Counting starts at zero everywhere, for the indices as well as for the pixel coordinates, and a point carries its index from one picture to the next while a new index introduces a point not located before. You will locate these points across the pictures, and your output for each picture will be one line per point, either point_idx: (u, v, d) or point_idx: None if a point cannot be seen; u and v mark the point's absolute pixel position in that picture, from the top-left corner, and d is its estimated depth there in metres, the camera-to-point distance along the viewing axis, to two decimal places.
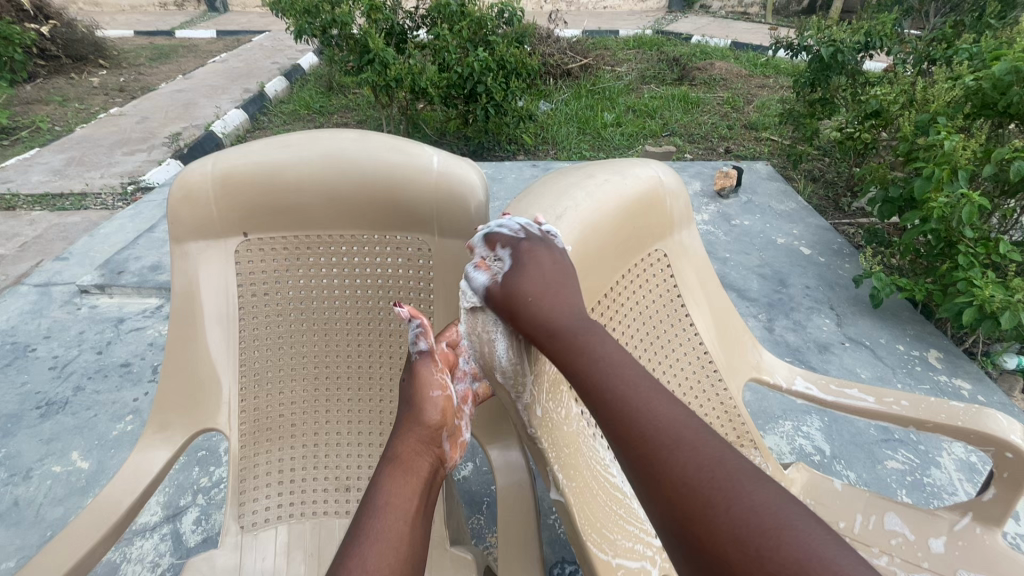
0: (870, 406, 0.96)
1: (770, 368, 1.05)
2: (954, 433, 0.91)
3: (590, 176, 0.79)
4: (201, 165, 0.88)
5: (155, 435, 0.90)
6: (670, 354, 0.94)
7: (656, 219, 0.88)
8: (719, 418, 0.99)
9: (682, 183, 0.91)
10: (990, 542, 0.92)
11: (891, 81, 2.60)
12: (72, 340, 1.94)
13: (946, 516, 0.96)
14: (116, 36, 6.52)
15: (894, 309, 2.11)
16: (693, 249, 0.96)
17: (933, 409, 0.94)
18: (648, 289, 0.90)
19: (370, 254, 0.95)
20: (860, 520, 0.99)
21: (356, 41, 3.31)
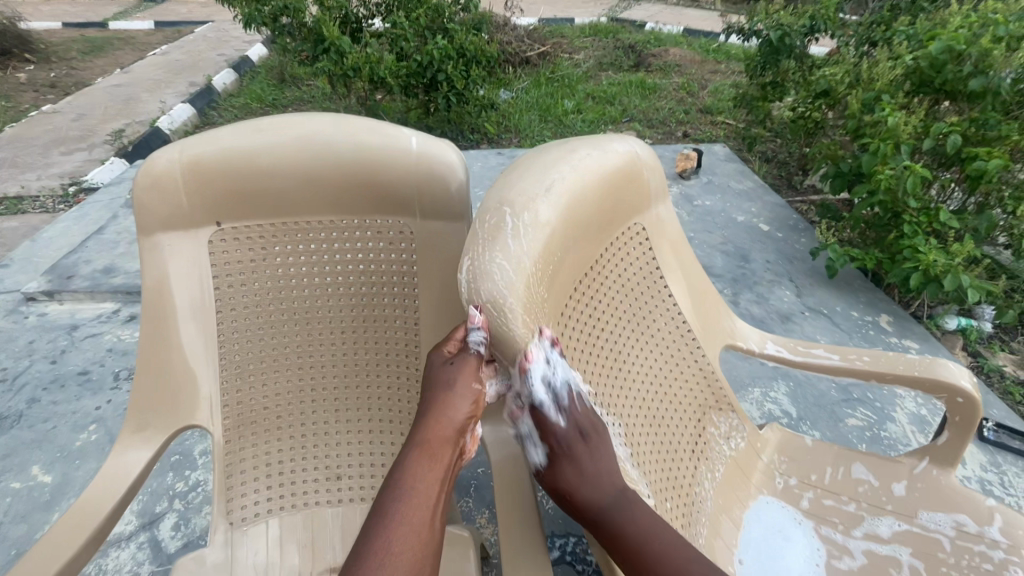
0: (836, 363, 1.02)
1: (743, 335, 1.09)
2: (912, 383, 0.98)
3: (573, 150, 0.79)
4: (167, 152, 0.85)
5: (134, 435, 0.87)
6: (651, 323, 0.96)
7: (634, 193, 0.90)
8: (699, 381, 1.03)
9: (655, 157, 0.93)
10: (945, 482, 0.99)
11: (836, 62, 2.73)
12: (21, 350, 1.83)
13: (907, 461, 1.03)
14: (41, 29, 6.08)
15: (848, 278, 2.23)
16: (668, 223, 0.99)
17: (893, 362, 1.00)
18: (628, 261, 0.92)
19: (351, 240, 0.93)
20: (830, 471, 1.05)
21: (310, 29, 3.23)
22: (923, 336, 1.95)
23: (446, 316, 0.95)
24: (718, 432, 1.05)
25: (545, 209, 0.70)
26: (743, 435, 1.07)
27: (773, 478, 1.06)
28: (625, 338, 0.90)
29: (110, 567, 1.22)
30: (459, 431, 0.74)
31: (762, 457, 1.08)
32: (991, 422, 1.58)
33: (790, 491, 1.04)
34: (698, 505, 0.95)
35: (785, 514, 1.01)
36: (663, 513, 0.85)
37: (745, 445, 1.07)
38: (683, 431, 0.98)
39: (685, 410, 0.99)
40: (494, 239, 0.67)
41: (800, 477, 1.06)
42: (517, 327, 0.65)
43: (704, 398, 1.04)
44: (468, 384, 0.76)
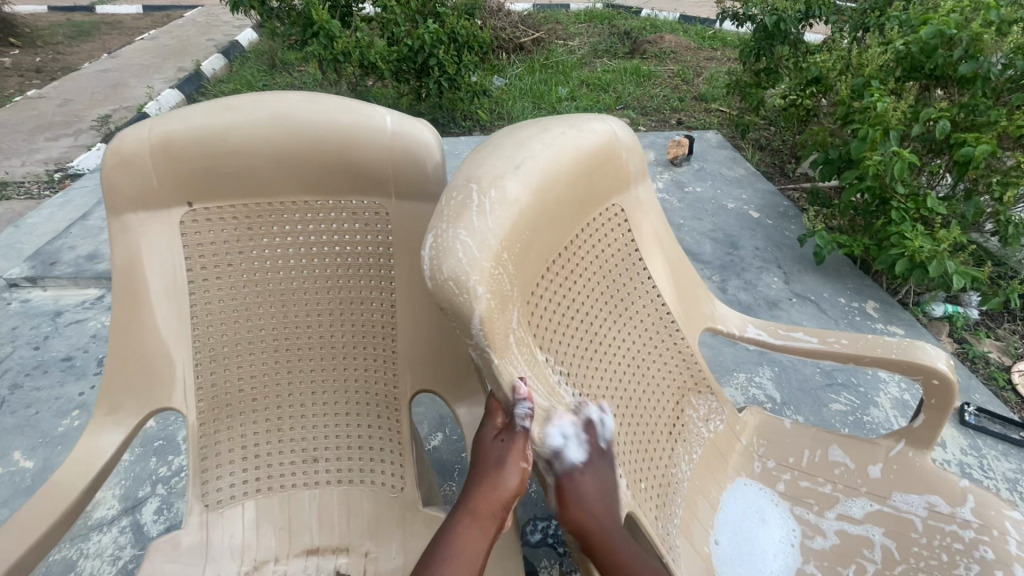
0: (815, 345, 1.02)
1: (723, 318, 1.10)
2: (889, 365, 0.98)
3: (547, 128, 0.79)
4: (135, 130, 0.83)
5: (106, 418, 0.87)
6: (630, 306, 0.95)
7: (612, 174, 0.89)
8: (678, 364, 1.03)
9: (636, 138, 0.93)
10: (920, 464, 0.99)
11: (829, 48, 2.71)
12: (4, 336, 1.81)
13: (883, 444, 1.03)
14: (27, 12, 5.97)
15: (837, 265, 2.23)
16: (648, 204, 0.98)
17: (870, 344, 1.00)
18: (606, 242, 0.91)
19: (327, 221, 0.92)
20: (808, 454, 1.06)
21: (299, 13, 3.18)
22: (908, 322, 1.96)
23: (424, 298, 0.94)
24: (696, 415, 1.05)
25: (513, 186, 0.69)
26: (722, 418, 1.08)
27: (750, 459, 1.07)
28: (602, 319, 0.90)
29: (92, 551, 1.22)
30: (507, 505, 0.72)
31: (741, 440, 1.09)
32: (972, 407, 1.59)
33: (768, 474, 1.05)
34: (675, 486, 0.96)
35: (762, 495, 1.02)
36: (637, 495, 0.85)
37: (724, 429, 1.08)
38: (661, 413, 0.98)
39: (663, 390, 1.00)
40: (459, 217, 0.66)
41: (777, 460, 1.06)
42: (480, 305, 0.64)
43: (683, 380, 1.04)
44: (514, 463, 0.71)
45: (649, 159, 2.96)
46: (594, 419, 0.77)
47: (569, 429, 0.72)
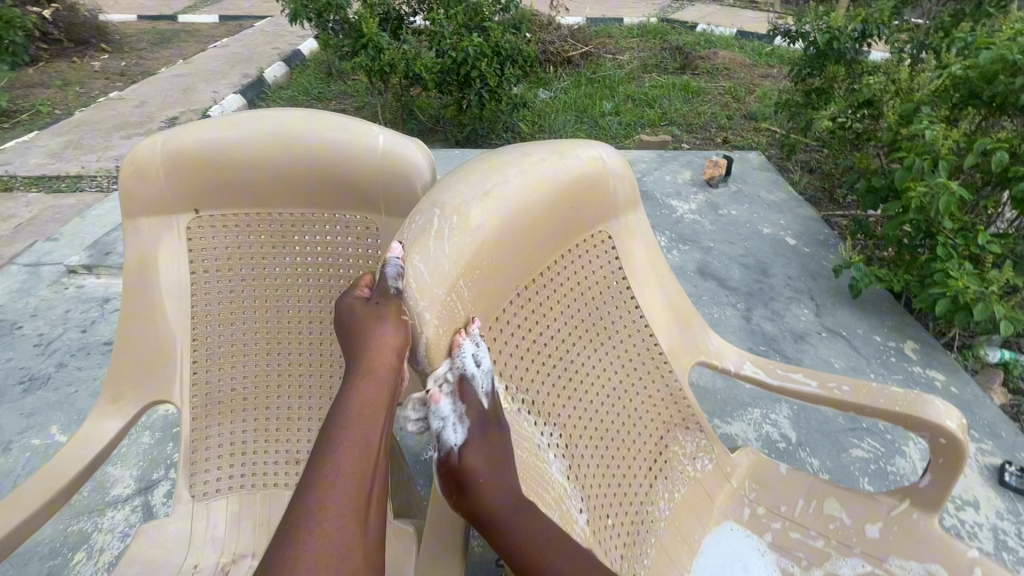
0: (812, 390, 0.97)
1: (718, 352, 1.07)
2: (891, 417, 0.93)
3: (528, 153, 0.81)
4: (151, 142, 0.90)
5: (109, 406, 0.93)
6: (613, 336, 0.96)
7: (597, 199, 0.91)
8: (663, 403, 1.02)
9: (625, 166, 0.93)
10: (925, 526, 0.93)
11: (885, 70, 2.57)
12: (59, 318, 1.98)
13: (886, 501, 0.96)
14: (119, 21, 6.54)
15: (875, 300, 2.10)
16: (638, 233, 0.99)
17: (874, 394, 0.95)
18: (589, 269, 0.92)
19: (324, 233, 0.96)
20: (801, 504, 1.00)
21: (352, 26, 3.34)
22: (950, 368, 1.81)
23: None
24: (682, 452, 1.03)
25: (478, 214, 0.73)
26: (712, 457, 1.05)
27: (739, 503, 1.02)
28: (580, 347, 0.90)
29: (105, 526, 1.31)
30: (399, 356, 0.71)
31: (730, 483, 1.04)
32: (1014, 467, 1.46)
33: (757, 521, 0.99)
34: (650, 524, 0.93)
35: (748, 543, 0.96)
36: (600, 534, 0.83)
37: (712, 468, 1.05)
38: (640, 449, 0.97)
39: (644, 422, 0.98)
40: (419, 242, 0.71)
41: (767, 507, 1.01)
42: (426, 332, 0.68)
43: (669, 415, 1.03)
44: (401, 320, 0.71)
45: (684, 178, 2.90)
46: (470, 374, 0.70)
47: (439, 409, 0.68)
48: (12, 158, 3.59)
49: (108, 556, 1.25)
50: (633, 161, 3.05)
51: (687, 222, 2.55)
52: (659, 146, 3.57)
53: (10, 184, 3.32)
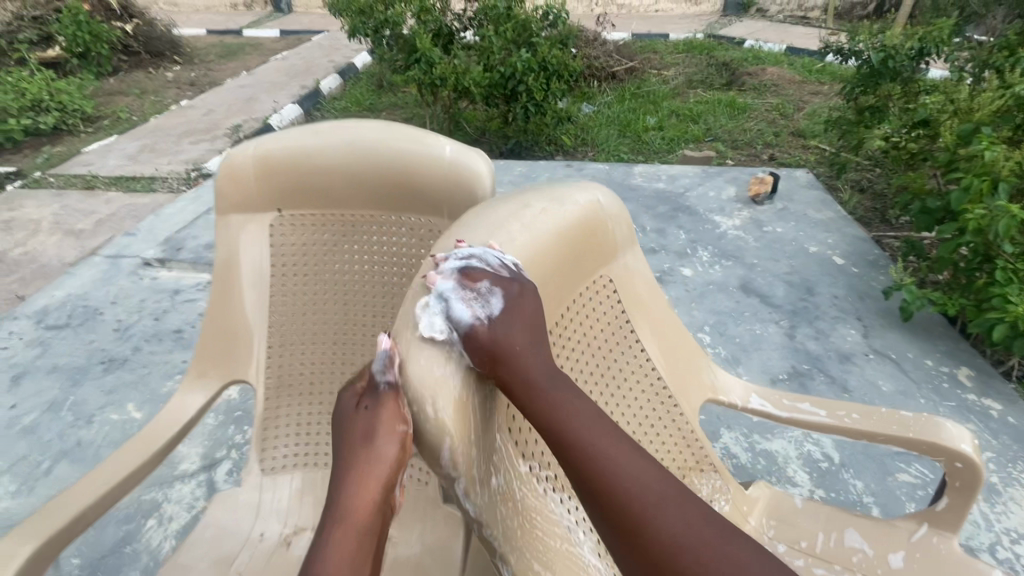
0: (822, 420, 1.07)
1: (726, 389, 1.18)
2: (906, 444, 1.02)
3: (524, 206, 0.90)
4: (244, 147, 1.01)
5: (195, 381, 1.04)
6: (620, 377, 1.08)
7: (598, 240, 1.02)
8: (677, 444, 1.13)
9: (620, 206, 1.04)
10: (944, 549, 1.02)
11: (943, 88, 2.50)
12: (135, 306, 2.16)
13: (904, 527, 1.06)
14: (190, 35, 7.03)
15: (927, 324, 2.04)
16: (635, 272, 1.10)
17: (886, 420, 1.04)
18: (595, 317, 1.04)
19: (375, 250, 1.06)
20: (823, 538, 1.07)
21: (406, 41, 3.50)
22: (1008, 397, 1.75)
23: None
24: (699, 496, 1.11)
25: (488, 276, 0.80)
26: (727, 497, 1.12)
27: (761, 541, 1.09)
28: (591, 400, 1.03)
29: (174, 496, 1.43)
30: (388, 485, 0.73)
31: (750, 521, 1.12)
32: None
33: (781, 557, 1.06)
34: None
35: None
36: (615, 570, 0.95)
37: (730, 509, 1.11)
38: None
39: (659, 462, 1.10)
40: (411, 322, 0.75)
41: (788, 543, 1.08)
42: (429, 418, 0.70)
43: (684, 459, 1.14)
44: (392, 428, 0.71)
45: (728, 194, 2.89)
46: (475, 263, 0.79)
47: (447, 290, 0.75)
48: (94, 160, 3.92)
49: (176, 525, 1.36)
50: (677, 176, 3.06)
51: (730, 238, 2.54)
52: (703, 161, 3.56)
53: (92, 183, 3.62)
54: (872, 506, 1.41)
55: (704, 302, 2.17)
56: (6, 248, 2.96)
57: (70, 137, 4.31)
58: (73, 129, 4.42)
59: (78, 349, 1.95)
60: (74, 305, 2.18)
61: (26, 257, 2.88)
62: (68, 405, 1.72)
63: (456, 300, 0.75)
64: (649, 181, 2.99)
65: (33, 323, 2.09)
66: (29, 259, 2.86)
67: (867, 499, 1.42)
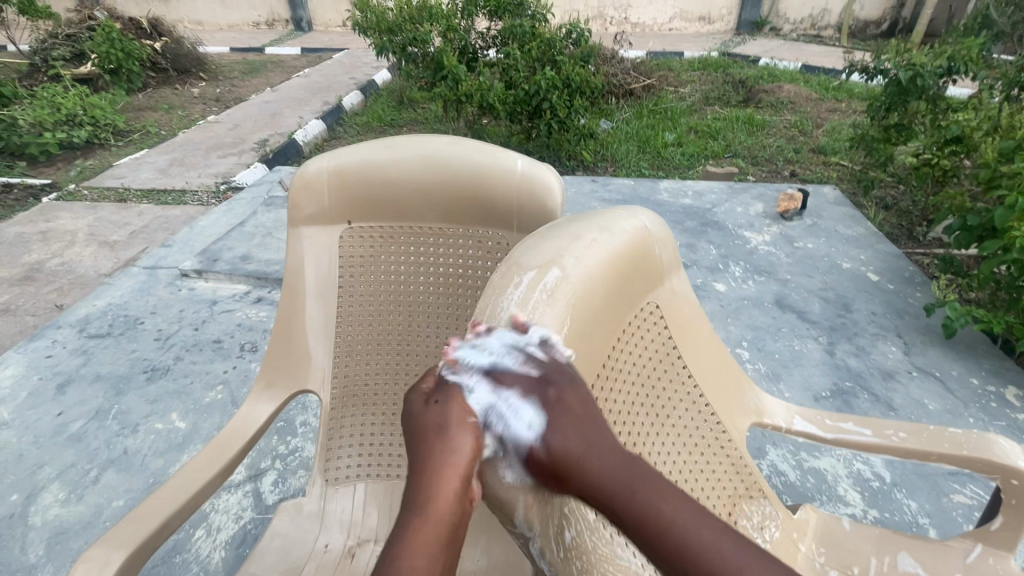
0: (869, 439, 1.05)
1: (769, 411, 1.16)
2: (962, 461, 1.00)
3: (578, 237, 0.81)
4: (318, 160, 1.04)
5: (263, 391, 1.07)
6: (672, 406, 1.04)
7: (648, 264, 0.97)
8: (727, 469, 1.09)
9: (668, 232, 1.01)
10: (1001, 570, 0.99)
11: (976, 106, 2.49)
12: (174, 317, 2.19)
13: (959, 547, 1.03)
14: (215, 53, 7.22)
15: (970, 342, 2.02)
16: (680, 294, 1.08)
17: (937, 439, 1.03)
18: (646, 341, 0.99)
19: (444, 264, 1.08)
20: (875, 563, 1.04)
21: (432, 58, 3.55)
22: None
23: None
24: (749, 524, 1.07)
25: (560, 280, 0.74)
26: (777, 524, 1.09)
27: (813, 568, 1.06)
28: (648, 436, 0.97)
29: (221, 507, 1.40)
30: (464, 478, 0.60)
31: (799, 547, 1.09)
32: None
33: None
34: None
35: None
36: None
37: (779, 536, 1.08)
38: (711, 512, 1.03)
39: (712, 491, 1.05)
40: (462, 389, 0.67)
41: (840, 569, 1.05)
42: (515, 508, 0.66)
43: (732, 488, 1.09)
44: (465, 418, 0.64)
45: (757, 210, 2.89)
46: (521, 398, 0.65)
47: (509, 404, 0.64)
48: (126, 172, 4.01)
49: (226, 535, 1.34)
50: (703, 192, 3.07)
51: (761, 253, 2.54)
52: (727, 177, 3.57)
53: (125, 195, 3.70)
54: (928, 528, 1.37)
55: (740, 318, 2.15)
56: (44, 259, 3.02)
57: (102, 151, 4.42)
58: (105, 144, 4.53)
59: (121, 359, 1.97)
60: (115, 314, 2.21)
61: (62, 268, 2.93)
62: (113, 414, 1.74)
63: (505, 414, 0.63)
64: (675, 197, 3.00)
65: (75, 332, 2.12)
66: (65, 270, 2.92)
67: (923, 520, 1.39)
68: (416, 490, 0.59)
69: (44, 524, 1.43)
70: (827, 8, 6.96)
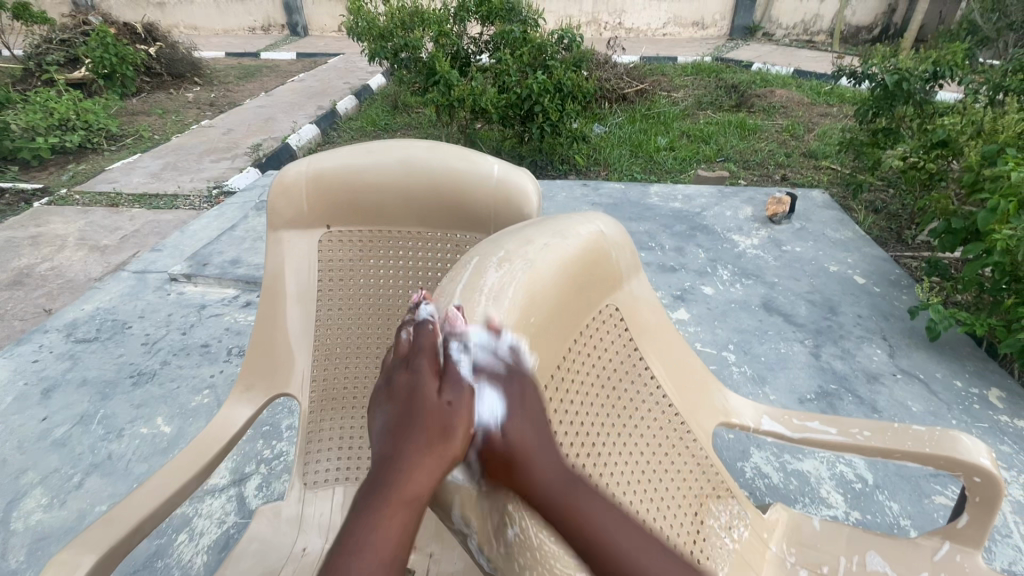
0: (833, 437, 1.06)
1: (737, 412, 1.18)
2: (924, 459, 1.00)
3: (527, 241, 0.85)
4: (297, 165, 1.05)
5: (242, 395, 1.08)
6: (638, 409, 1.05)
7: (606, 267, 0.99)
8: (697, 470, 1.11)
9: (625, 236, 1.02)
10: (968, 568, 1.01)
11: (961, 110, 2.52)
12: (162, 321, 2.18)
13: (928, 545, 1.05)
14: (210, 57, 7.23)
15: (954, 344, 2.04)
16: (642, 296, 1.09)
17: (899, 438, 1.03)
18: (606, 343, 1.01)
19: (418, 266, 1.10)
20: (844, 562, 1.05)
21: (425, 63, 3.55)
22: None
23: None
24: (718, 523, 1.08)
25: (494, 279, 0.78)
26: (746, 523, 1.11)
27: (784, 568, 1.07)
28: (609, 437, 0.98)
29: (204, 511, 1.40)
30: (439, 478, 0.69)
31: (770, 547, 1.10)
32: None
33: None
34: None
35: None
36: None
37: (748, 536, 1.09)
38: (677, 513, 1.03)
39: (677, 491, 1.06)
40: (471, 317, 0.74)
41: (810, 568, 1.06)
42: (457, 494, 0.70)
43: (701, 487, 1.10)
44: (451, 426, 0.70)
45: (746, 214, 2.91)
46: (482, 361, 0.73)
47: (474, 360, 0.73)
48: (119, 177, 4.00)
49: (208, 540, 1.33)
50: (692, 196, 3.09)
51: (749, 257, 2.55)
52: (717, 181, 3.59)
53: (116, 200, 3.69)
54: (909, 529, 1.38)
55: (727, 321, 2.17)
56: (34, 263, 3.01)
57: (95, 156, 4.41)
58: (97, 148, 4.52)
59: (107, 363, 1.97)
60: (103, 318, 2.21)
61: (52, 273, 2.93)
62: (98, 419, 1.73)
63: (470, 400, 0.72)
64: (665, 201, 3.01)
65: (63, 336, 2.11)
66: (55, 274, 2.91)
67: (904, 521, 1.40)
68: (395, 478, 0.68)
69: (26, 529, 1.43)
70: (819, 13, 7.02)
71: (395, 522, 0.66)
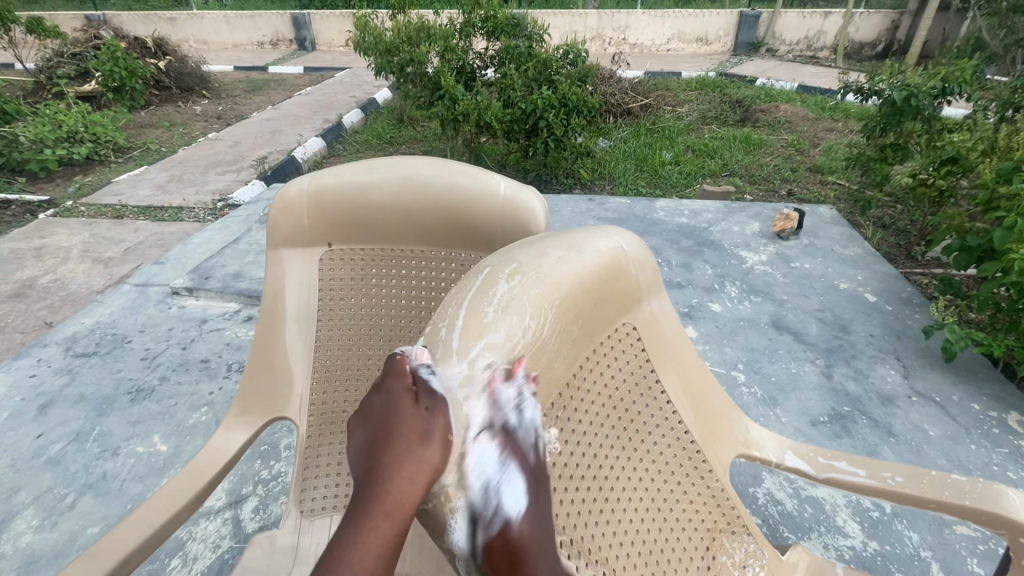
0: (862, 480, 1.02)
1: (758, 443, 1.13)
2: (964, 512, 0.95)
3: (544, 252, 0.82)
4: (299, 182, 1.03)
5: (238, 419, 1.06)
6: (648, 434, 1.02)
7: (623, 285, 0.95)
8: (709, 502, 1.06)
9: (647, 254, 0.99)
10: None
11: (971, 127, 2.49)
12: (162, 335, 2.16)
13: None
14: (219, 71, 7.31)
15: (969, 365, 1.99)
16: (660, 315, 1.05)
17: (938, 486, 0.99)
18: (619, 361, 0.98)
19: (421, 283, 1.07)
20: None
21: (430, 78, 3.55)
22: None
23: None
24: (732, 561, 1.03)
25: (502, 291, 0.76)
26: (762, 564, 1.04)
27: None
28: (615, 456, 0.95)
29: (199, 535, 1.35)
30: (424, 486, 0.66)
31: None
32: None
33: None
34: None
35: None
36: None
37: None
38: (685, 547, 0.99)
39: (689, 523, 1.02)
40: (468, 338, 0.72)
41: None
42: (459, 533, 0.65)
43: (714, 520, 1.05)
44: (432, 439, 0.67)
45: (753, 229, 2.87)
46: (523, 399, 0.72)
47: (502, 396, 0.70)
48: (125, 189, 4.01)
49: (201, 566, 1.29)
50: (698, 211, 3.06)
51: (757, 273, 2.51)
52: (723, 196, 3.57)
53: (121, 212, 3.69)
54: (930, 562, 1.32)
55: (736, 340, 2.12)
56: (37, 275, 3.00)
57: (102, 167, 4.43)
58: (104, 160, 4.55)
59: (105, 378, 1.94)
60: (102, 332, 2.18)
61: (55, 285, 2.92)
62: (93, 437, 1.70)
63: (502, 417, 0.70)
64: (671, 216, 2.98)
65: (62, 350, 2.09)
66: (57, 287, 2.90)
67: (925, 553, 1.34)
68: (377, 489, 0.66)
69: (15, 552, 1.39)
70: (822, 30, 7.06)
71: (376, 535, 0.64)
